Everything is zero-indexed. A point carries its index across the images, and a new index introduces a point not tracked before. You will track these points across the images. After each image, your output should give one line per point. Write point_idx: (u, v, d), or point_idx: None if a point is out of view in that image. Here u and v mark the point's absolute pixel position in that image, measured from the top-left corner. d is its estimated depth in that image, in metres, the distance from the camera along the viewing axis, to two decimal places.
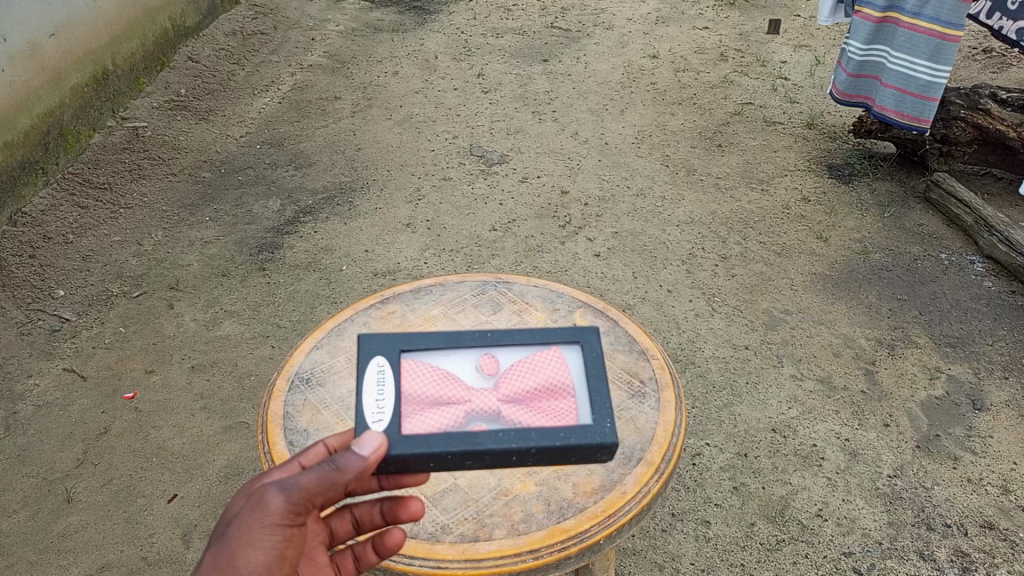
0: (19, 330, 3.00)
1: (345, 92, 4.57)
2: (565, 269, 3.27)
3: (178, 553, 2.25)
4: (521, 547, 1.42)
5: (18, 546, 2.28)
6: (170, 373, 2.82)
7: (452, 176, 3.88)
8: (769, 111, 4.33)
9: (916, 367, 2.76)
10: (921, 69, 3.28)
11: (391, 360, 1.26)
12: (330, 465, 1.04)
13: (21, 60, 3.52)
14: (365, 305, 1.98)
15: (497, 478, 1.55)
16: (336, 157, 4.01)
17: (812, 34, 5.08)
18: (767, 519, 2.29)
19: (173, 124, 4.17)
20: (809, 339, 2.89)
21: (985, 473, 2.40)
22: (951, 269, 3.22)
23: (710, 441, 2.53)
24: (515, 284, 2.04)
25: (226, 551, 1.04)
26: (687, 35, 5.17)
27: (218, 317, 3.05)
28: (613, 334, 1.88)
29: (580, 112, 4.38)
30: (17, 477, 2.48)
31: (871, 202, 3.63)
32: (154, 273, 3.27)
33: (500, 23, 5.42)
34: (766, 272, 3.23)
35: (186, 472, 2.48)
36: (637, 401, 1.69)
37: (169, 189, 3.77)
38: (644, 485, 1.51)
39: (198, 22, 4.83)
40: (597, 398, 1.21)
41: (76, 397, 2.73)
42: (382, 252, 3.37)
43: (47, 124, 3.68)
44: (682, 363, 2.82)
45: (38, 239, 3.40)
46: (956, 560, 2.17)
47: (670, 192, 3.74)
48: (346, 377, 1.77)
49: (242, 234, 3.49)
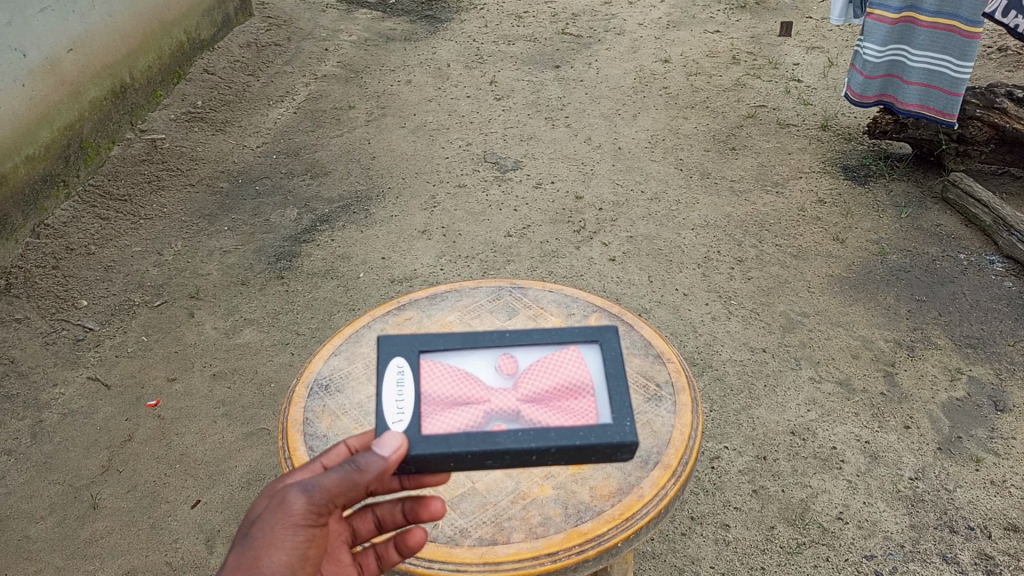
0: (42, 340, 3.05)
1: (359, 101, 4.61)
2: (580, 273, 3.28)
3: (201, 560, 2.28)
4: (539, 550, 1.43)
5: (45, 553, 2.31)
6: (191, 381, 2.85)
7: (466, 183, 3.90)
8: (783, 113, 4.33)
9: (936, 369, 2.74)
10: (947, 65, 3.28)
11: (410, 361, 1.28)
12: (351, 466, 1.05)
13: (41, 74, 3.58)
14: (382, 311, 2.00)
15: (515, 483, 1.55)
16: (351, 165, 4.05)
17: (825, 36, 5.07)
18: (788, 522, 2.28)
19: (190, 135, 4.23)
20: (827, 341, 2.88)
21: (1008, 475, 2.38)
22: (970, 270, 3.20)
23: (728, 445, 2.52)
24: (530, 289, 2.06)
25: (249, 551, 1.06)
26: (699, 39, 5.17)
27: (237, 325, 3.09)
28: (629, 337, 1.88)
29: (593, 117, 4.40)
30: (41, 485, 2.51)
31: (888, 202, 3.61)
32: (173, 282, 3.31)
33: (511, 30, 5.45)
34: (782, 274, 3.22)
35: (209, 479, 2.51)
36: (653, 404, 1.69)
37: (188, 200, 3.81)
38: (661, 488, 1.52)
39: (213, 34, 4.92)
40: (617, 396, 1.21)
41: (99, 406, 2.77)
42: (398, 259, 3.40)
43: (67, 137, 3.75)
44: (699, 366, 2.81)
45: (61, 251, 3.45)
46: (980, 562, 2.15)
47: (685, 196, 3.74)
48: (363, 384, 1.79)
49: (261, 243, 3.53)
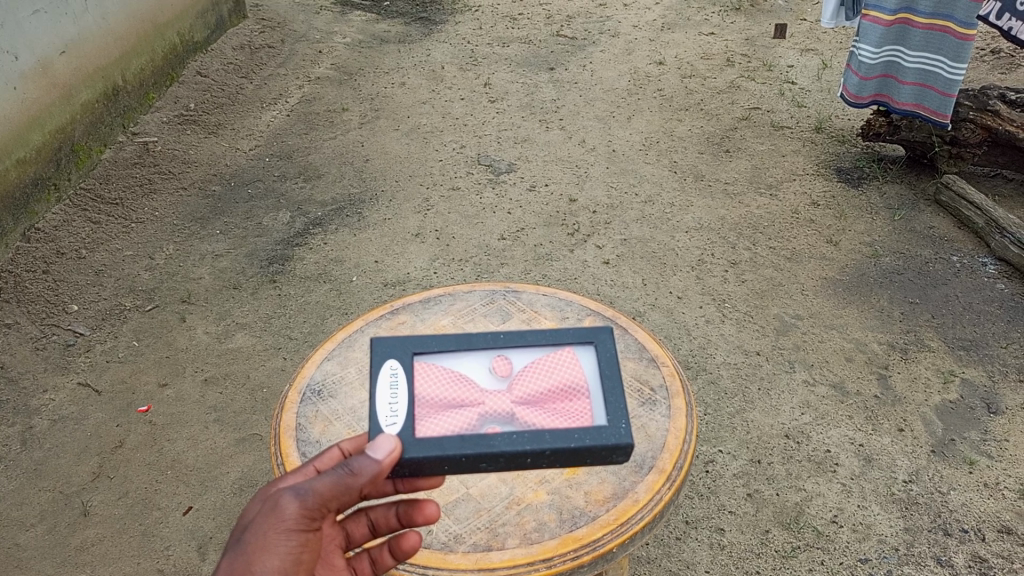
0: (33, 345, 3.02)
1: (353, 103, 4.60)
2: (575, 276, 3.27)
3: (192, 567, 2.26)
4: (534, 557, 1.42)
5: (35, 560, 2.29)
6: (183, 386, 2.83)
7: (461, 185, 3.89)
8: (777, 115, 4.33)
9: (929, 371, 2.75)
10: (941, 66, 3.29)
11: (404, 362, 1.27)
12: (344, 470, 1.05)
13: (33, 77, 3.56)
14: (375, 315, 1.99)
15: (509, 488, 1.54)
16: (345, 168, 4.04)
17: (818, 38, 5.08)
18: (782, 526, 2.28)
19: (183, 138, 4.21)
20: (821, 344, 2.88)
21: (1001, 477, 2.38)
22: (963, 272, 3.20)
23: (723, 448, 2.52)
24: (524, 292, 2.05)
25: (241, 557, 1.04)
26: (693, 41, 5.18)
27: (230, 329, 3.07)
28: (623, 341, 1.88)
29: (588, 119, 4.40)
30: (31, 492, 2.49)
31: (881, 205, 3.62)
32: (165, 286, 3.29)
33: (506, 33, 5.45)
34: (776, 277, 3.22)
35: (201, 485, 2.49)
36: (648, 408, 1.69)
37: (180, 203, 3.79)
38: (656, 493, 1.51)
39: (206, 37, 4.90)
40: (612, 398, 1.21)
41: (90, 412, 2.75)
42: (392, 263, 3.39)
43: (59, 140, 3.73)
44: (694, 370, 2.81)
45: (52, 255, 3.43)
46: (974, 565, 2.15)
47: (679, 198, 3.74)
48: (357, 389, 1.77)
49: (254, 246, 3.51)
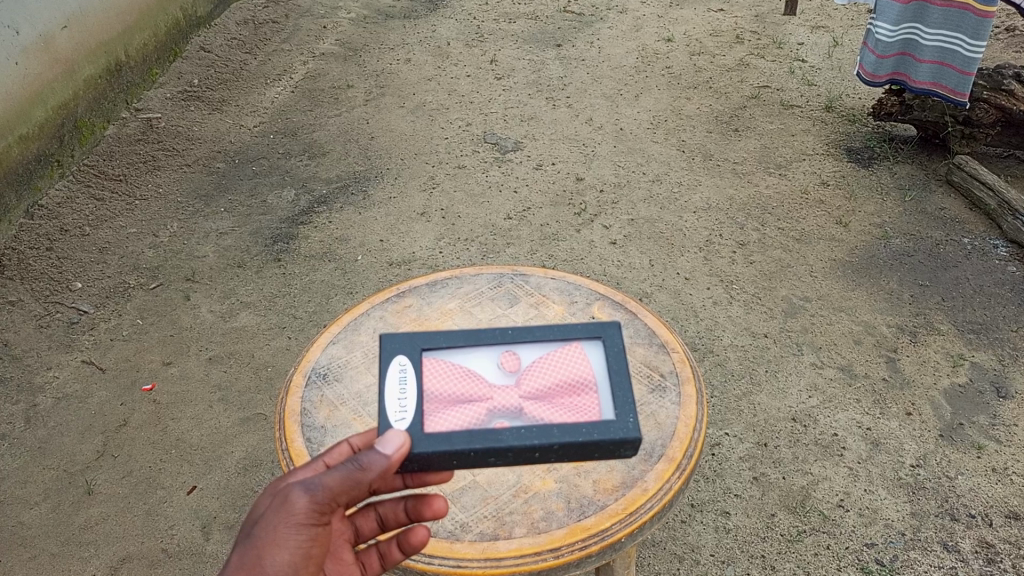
0: (37, 322, 3.02)
1: (357, 80, 4.54)
2: (581, 257, 3.24)
3: (197, 547, 2.26)
4: (541, 546, 1.40)
5: (41, 538, 2.30)
6: (188, 365, 2.83)
7: (466, 164, 3.85)
8: (787, 94, 4.26)
9: (938, 355, 2.72)
10: (960, 44, 3.22)
11: (412, 359, 1.24)
12: (353, 464, 1.04)
13: (34, 52, 3.53)
14: (381, 299, 1.97)
15: (517, 476, 1.53)
16: (349, 145, 4.00)
17: (830, 15, 4.99)
18: (788, 510, 2.27)
19: (187, 115, 4.18)
20: (830, 326, 2.86)
21: (1010, 463, 2.36)
22: (974, 254, 3.17)
23: (729, 431, 2.51)
24: (532, 276, 2.02)
25: (251, 552, 1.03)
26: (702, 17, 5.09)
27: (235, 308, 3.06)
28: (632, 327, 1.85)
29: (595, 97, 4.34)
30: (37, 470, 2.50)
31: (892, 185, 3.57)
32: (169, 264, 3.28)
33: (512, 8, 5.36)
34: (784, 258, 3.19)
35: (205, 464, 2.50)
36: (658, 395, 1.67)
37: (184, 180, 3.77)
38: (666, 482, 1.50)
39: (209, 11, 4.85)
40: (620, 392, 1.19)
41: (95, 390, 2.75)
42: (397, 242, 3.36)
43: (62, 116, 3.70)
44: (700, 351, 2.79)
45: (55, 232, 3.42)
46: (981, 551, 2.14)
47: (687, 177, 3.70)
48: (363, 373, 1.76)
49: (258, 224, 3.49)
